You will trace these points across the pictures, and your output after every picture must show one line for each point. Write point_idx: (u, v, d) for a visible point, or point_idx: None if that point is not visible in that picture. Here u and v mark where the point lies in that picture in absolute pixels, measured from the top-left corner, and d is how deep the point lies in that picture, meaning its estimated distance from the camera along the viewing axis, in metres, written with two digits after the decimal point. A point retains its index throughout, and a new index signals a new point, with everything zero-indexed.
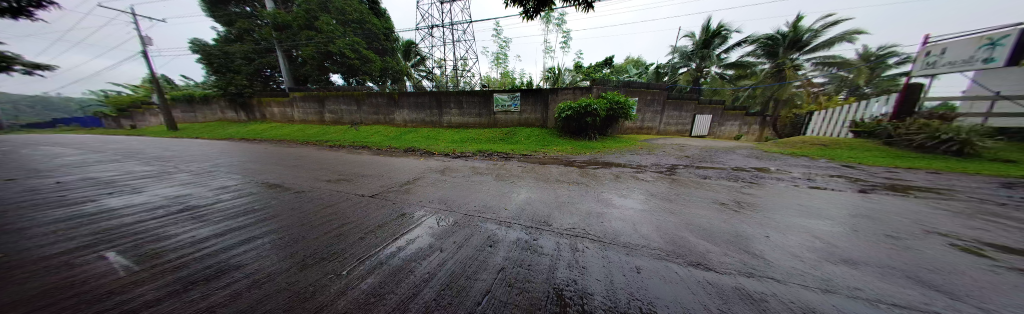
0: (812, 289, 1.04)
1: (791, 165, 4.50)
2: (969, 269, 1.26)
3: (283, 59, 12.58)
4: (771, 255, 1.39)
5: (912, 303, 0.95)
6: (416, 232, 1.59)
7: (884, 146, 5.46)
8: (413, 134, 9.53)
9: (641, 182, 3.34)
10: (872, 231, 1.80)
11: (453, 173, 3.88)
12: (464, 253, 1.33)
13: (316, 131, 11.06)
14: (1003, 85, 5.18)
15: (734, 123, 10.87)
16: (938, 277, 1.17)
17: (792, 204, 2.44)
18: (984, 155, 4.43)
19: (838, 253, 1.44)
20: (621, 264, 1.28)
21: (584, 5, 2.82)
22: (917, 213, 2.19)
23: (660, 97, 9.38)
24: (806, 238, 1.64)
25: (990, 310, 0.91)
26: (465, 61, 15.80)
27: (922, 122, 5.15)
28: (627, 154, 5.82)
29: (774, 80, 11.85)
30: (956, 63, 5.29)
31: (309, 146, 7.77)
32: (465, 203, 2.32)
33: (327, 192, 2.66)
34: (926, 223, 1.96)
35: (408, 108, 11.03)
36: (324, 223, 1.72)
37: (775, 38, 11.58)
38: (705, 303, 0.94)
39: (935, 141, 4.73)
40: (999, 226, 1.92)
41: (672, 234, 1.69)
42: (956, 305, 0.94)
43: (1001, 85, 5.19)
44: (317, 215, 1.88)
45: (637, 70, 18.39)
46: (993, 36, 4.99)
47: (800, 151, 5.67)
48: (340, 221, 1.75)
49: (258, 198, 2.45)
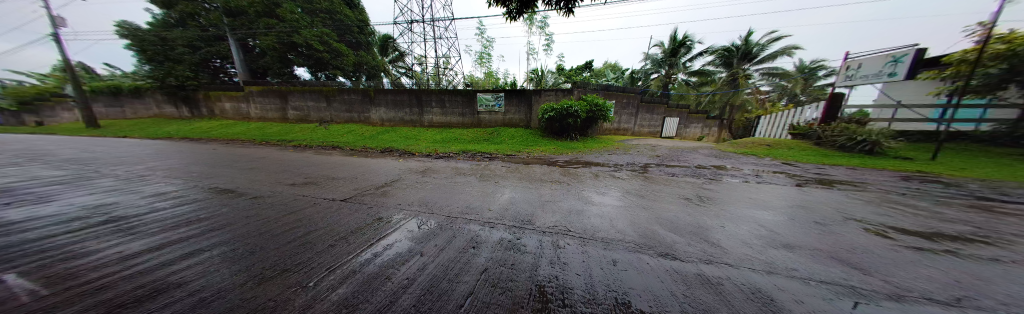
0: (760, 272, 1.19)
1: (744, 163, 5.07)
2: (878, 249, 1.53)
3: (237, 48, 11.28)
4: (727, 243, 1.56)
5: (837, 280, 1.13)
6: (395, 237, 1.53)
7: (815, 146, 6.38)
8: (391, 134, 9.07)
9: (618, 180, 3.54)
10: (807, 219, 2.10)
11: (434, 174, 3.77)
12: (446, 256, 1.30)
13: (281, 129, 10.06)
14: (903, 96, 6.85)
15: (699, 125, 11.95)
16: (854, 256, 1.41)
17: (744, 197, 2.77)
18: (888, 154, 5.36)
19: (779, 239, 1.66)
20: (599, 258, 1.34)
21: (565, 9, 2.90)
22: (840, 203, 2.60)
23: (635, 100, 10.01)
24: (755, 227, 1.86)
25: (888, 282, 1.12)
26: (447, 59, 15.43)
27: (843, 125, 6.12)
28: (606, 154, 6.11)
29: (730, 87, 13.26)
30: (869, 76, 6.38)
31: (270, 146, 7.04)
32: (447, 205, 2.28)
33: (294, 196, 2.46)
34: (847, 211, 2.34)
35: (385, 106, 10.47)
36: (288, 231, 1.58)
37: (732, 50, 12.91)
38: (672, 289, 1.02)
39: (853, 142, 5.66)
40: (897, 212, 2.36)
41: (646, 228, 1.81)
42: (867, 279, 1.15)
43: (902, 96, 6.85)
44: (283, 222, 1.73)
45: (614, 74, 19.41)
46: (896, 54, 6.02)
47: (751, 151, 6.42)
48: (310, 227, 1.63)
49: (205, 205, 2.15)
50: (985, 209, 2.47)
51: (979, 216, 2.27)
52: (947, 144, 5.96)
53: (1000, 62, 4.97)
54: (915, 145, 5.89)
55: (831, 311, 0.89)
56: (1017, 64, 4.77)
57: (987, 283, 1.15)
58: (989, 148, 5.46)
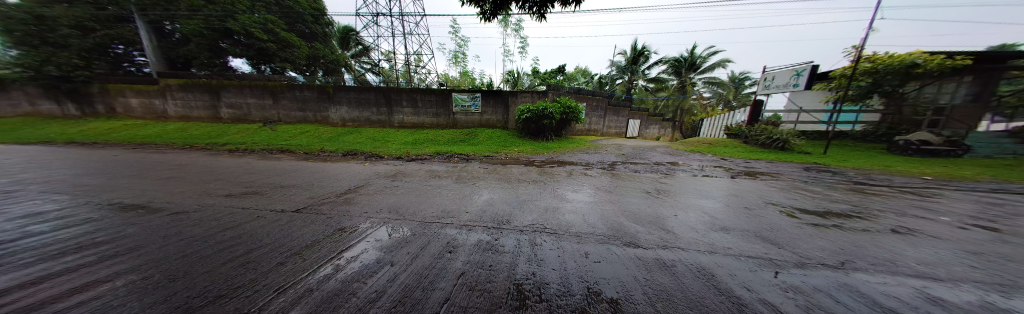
0: (704, 253, 1.39)
1: (693, 159, 5.84)
2: (789, 226, 1.91)
3: (148, 32, 9.21)
4: (680, 230, 1.78)
5: (761, 254, 1.38)
6: (360, 248, 1.40)
7: (744, 144, 7.66)
8: (356, 136, 8.29)
9: (589, 177, 3.80)
10: (739, 205, 2.51)
11: (405, 178, 3.54)
12: (420, 263, 1.24)
13: (212, 131, 8.43)
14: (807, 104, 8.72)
15: (657, 126, 13.40)
16: (773, 234, 1.74)
17: (693, 189, 3.20)
18: (794, 149, 6.69)
19: (719, 223, 1.96)
20: (573, 251, 1.42)
21: (537, 15, 3.01)
22: (764, 191, 3.17)
23: (603, 103, 10.82)
24: (701, 214, 2.16)
25: (797, 253, 1.40)
26: (419, 57, 14.70)
27: (763, 127, 7.46)
28: (579, 153, 6.46)
29: (680, 93, 15.17)
30: (781, 86, 7.93)
31: (199, 150, 5.84)
32: (421, 210, 2.16)
33: (233, 209, 2.09)
34: (768, 197, 2.86)
35: (347, 105, 9.50)
36: (224, 249, 1.33)
37: (680, 60, 14.74)
38: (635, 274, 1.14)
39: (770, 140, 6.94)
40: (801, 195, 2.97)
41: (615, 221, 1.96)
42: (782, 252, 1.42)
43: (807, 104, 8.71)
44: (219, 240, 1.45)
45: (584, 78, 20.66)
46: (799, 69, 7.42)
47: (697, 148, 7.42)
48: (255, 243, 1.41)
49: (103, 225, 1.69)
50: (857, 191, 3.25)
51: (852, 197, 2.97)
52: (832, 141, 7.67)
53: (866, 78, 6.66)
54: (811, 142, 7.46)
55: (754, 280, 1.08)
56: (873, 81, 6.60)
57: (860, 249, 1.52)
58: (859, 144, 7.16)
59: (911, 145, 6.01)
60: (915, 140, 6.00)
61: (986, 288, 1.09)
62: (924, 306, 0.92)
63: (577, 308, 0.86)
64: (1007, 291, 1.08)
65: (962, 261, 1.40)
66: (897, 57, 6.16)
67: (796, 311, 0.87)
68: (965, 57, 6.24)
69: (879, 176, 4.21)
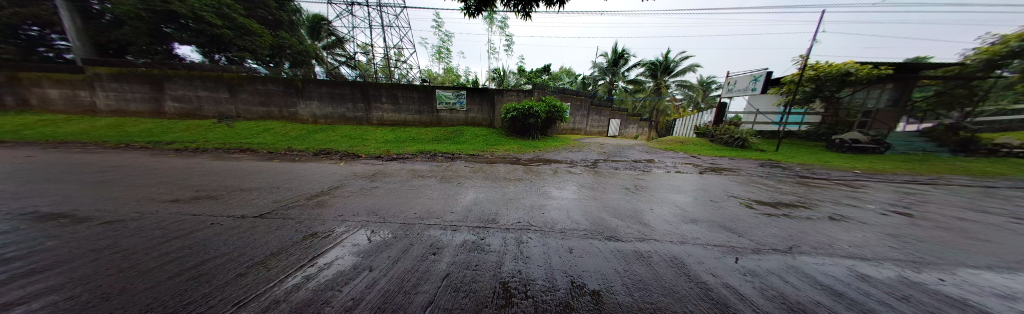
0: (677, 243, 1.50)
1: (667, 157, 6.27)
2: (749, 216, 2.15)
3: (67, 10, 7.78)
4: (655, 223, 1.91)
5: (727, 243, 1.52)
6: (335, 253, 1.31)
7: (711, 142, 8.37)
8: (329, 133, 7.72)
9: (574, 175, 3.91)
10: (707, 198, 2.76)
11: (385, 178, 3.37)
12: (403, 267, 1.20)
13: (154, 127, 7.34)
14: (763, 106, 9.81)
15: (636, 126, 14.15)
16: (736, 224, 1.93)
17: (667, 184, 3.44)
18: (752, 147, 7.45)
19: (690, 215, 2.13)
20: (558, 247, 1.46)
21: (522, 13, 3.01)
22: (727, 185, 3.51)
23: (586, 103, 11.18)
24: (675, 208, 2.33)
25: (756, 241, 1.57)
26: (400, 51, 14.02)
27: (726, 127, 8.20)
28: (563, 152, 6.61)
29: (656, 95, 16.14)
30: (741, 90, 8.77)
31: (138, 150, 5.04)
32: (403, 211, 2.08)
33: (183, 215, 1.84)
34: (731, 190, 3.18)
35: (319, 100, 8.78)
36: (173, 261, 1.17)
37: (656, 63, 15.65)
38: (616, 266, 1.20)
39: (733, 139, 7.67)
40: (759, 189, 3.32)
41: (597, 216, 2.04)
42: (744, 240, 1.58)
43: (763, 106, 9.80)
44: (166, 250, 1.28)
45: (568, 78, 21.17)
46: (757, 75, 8.24)
47: (671, 146, 7.97)
48: (214, 252, 1.27)
49: (15, 238, 1.41)
50: (802, 184, 3.72)
51: (798, 189, 3.40)
52: (783, 139, 8.66)
53: (808, 84, 7.61)
54: (766, 141, 8.35)
55: (719, 267, 1.19)
56: (815, 86, 7.57)
57: (805, 234, 1.75)
58: (804, 142, 8.15)
59: (845, 143, 6.96)
60: (848, 139, 6.94)
61: (903, 265, 1.31)
62: (856, 283, 1.08)
63: (563, 303, 0.88)
64: (916, 267, 1.31)
65: (885, 243, 1.67)
66: (833, 66, 7.14)
67: (751, 292, 0.98)
68: (887, 68, 7.31)
69: (820, 170, 4.84)
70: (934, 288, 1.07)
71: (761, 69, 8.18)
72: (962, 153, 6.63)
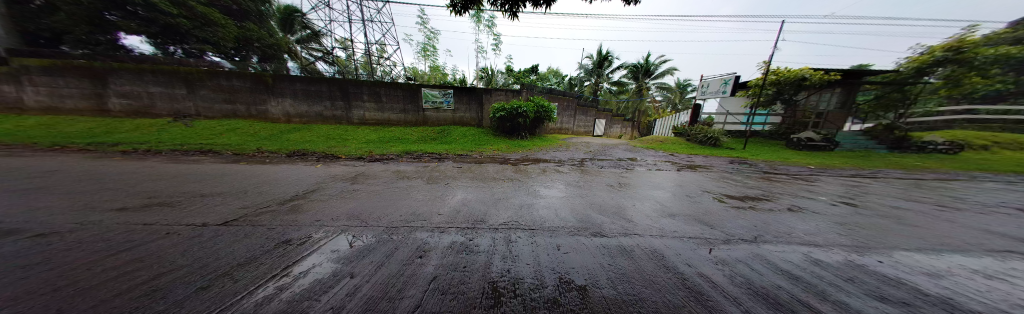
0: (658, 237, 1.58)
1: (648, 155, 6.60)
2: (720, 209, 2.33)
3: None
4: (637, 218, 2.00)
5: (701, 234, 1.64)
6: (312, 260, 1.23)
7: (688, 141, 8.92)
8: (305, 133, 7.23)
9: (561, 174, 3.99)
10: (683, 193, 2.94)
11: (368, 180, 3.21)
12: (387, 271, 1.15)
13: (94, 126, 6.45)
14: (733, 108, 10.60)
15: (620, 126, 14.69)
16: (710, 216, 2.08)
17: (648, 181, 3.62)
18: (723, 145, 8.04)
19: (669, 210, 2.26)
20: (546, 245, 1.48)
21: (509, 13, 3.01)
22: (701, 180, 3.77)
23: (573, 103, 11.46)
24: (655, 203, 2.46)
25: (727, 232, 1.70)
26: (382, 47, 13.46)
27: (700, 127, 8.79)
28: (551, 151, 6.72)
29: (638, 96, 16.88)
30: (713, 92, 9.41)
31: (73, 152, 4.39)
32: (387, 214, 2.00)
33: (133, 225, 1.63)
34: (705, 186, 3.42)
35: (293, 97, 8.19)
36: (121, 275, 1.04)
37: (638, 66, 16.36)
38: (601, 261, 1.24)
39: (707, 138, 8.23)
40: (729, 184, 3.61)
41: (583, 214, 2.10)
42: (716, 232, 1.71)
43: (733, 108, 10.60)
44: (113, 263, 1.13)
45: (556, 79, 21.55)
46: (726, 79, 8.89)
47: (652, 145, 8.38)
48: (174, 262, 1.15)
49: None
50: (765, 179, 4.09)
51: (762, 183, 3.74)
52: (750, 138, 9.44)
53: (770, 88, 8.37)
54: (735, 140, 9.06)
55: (694, 257, 1.28)
56: (776, 89, 8.32)
57: (769, 225, 1.93)
58: (768, 141, 8.94)
59: (801, 142, 7.73)
60: (804, 138, 7.70)
61: (848, 250, 1.49)
62: (810, 268, 1.21)
63: (551, 299, 0.90)
64: (860, 251, 1.48)
65: (834, 230, 1.88)
66: (791, 72, 7.87)
67: (722, 280, 1.06)
68: (836, 73, 8.17)
69: (781, 166, 5.34)
70: (873, 269, 1.22)
71: (731, 73, 8.82)
72: (897, 149, 7.58)
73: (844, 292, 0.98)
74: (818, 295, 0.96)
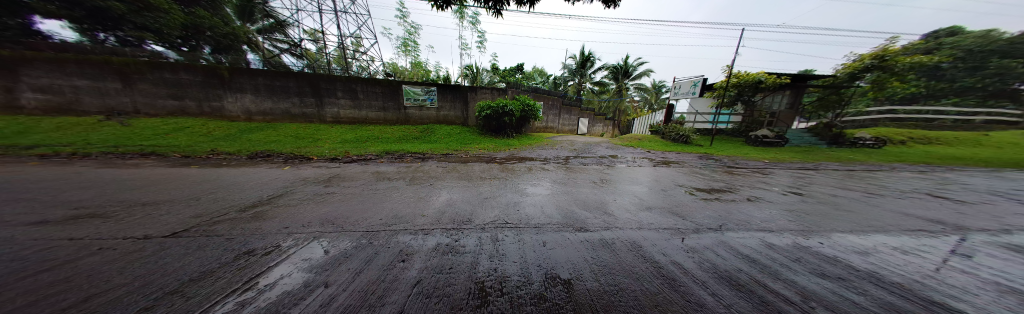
0: (636, 229, 1.68)
1: (628, 152, 6.96)
2: (690, 201, 2.53)
3: None
4: (617, 212, 2.11)
5: (674, 225, 1.77)
6: (279, 271, 1.13)
7: (663, 139, 9.54)
8: (269, 133, 6.59)
9: (547, 171, 4.06)
10: (658, 188, 3.15)
11: (344, 183, 3.02)
12: (367, 278, 1.10)
13: None
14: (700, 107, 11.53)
15: (602, 124, 15.27)
16: (681, 208, 2.25)
17: (627, 177, 3.83)
18: (693, 143, 8.72)
19: (646, 203, 2.40)
20: (532, 241, 1.51)
21: (492, 10, 2.97)
22: (674, 175, 4.07)
23: (557, 102, 11.71)
24: (633, 198, 2.61)
25: (695, 222, 1.86)
26: (358, 41, 12.66)
27: (673, 126, 9.44)
28: (537, 149, 6.81)
29: (618, 96, 17.64)
30: (683, 93, 10.17)
31: None
32: (366, 217, 1.90)
33: (55, 241, 1.38)
34: (678, 180, 3.69)
35: (256, 93, 7.44)
36: (34, 300, 0.87)
37: (618, 67, 17.09)
38: (585, 255, 1.29)
39: (680, 136, 8.87)
40: (698, 178, 3.93)
41: (568, 210, 2.17)
42: (686, 222, 1.85)
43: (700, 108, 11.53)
44: (27, 285, 0.95)
45: (540, 78, 21.82)
46: (695, 81, 9.64)
47: (632, 143, 8.83)
48: (112, 279, 1.00)
49: None
50: (728, 173, 4.51)
51: (726, 177, 4.11)
52: (716, 136, 10.34)
53: (732, 89, 9.21)
54: (704, 138, 9.86)
55: (668, 247, 1.38)
56: (737, 91, 9.19)
57: (731, 214, 2.14)
58: (731, 138, 9.85)
59: (757, 139, 8.64)
60: (761, 135, 8.60)
61: (795, 234, 1.70)
62: (764, 251, 1.36)
63: (537, 295, 0.91)
64: (805, 234, 1.70)
65: (785, 217, 2.12)
66: (749, 75, 8.69)
67: (693, 266, 1.15)
68: (786, 78, 9.20)
69: (742, 161, 5.92)
70: (814, 250, 1.41)
71: (698, 76, 9.59)
72: (835, 144, 8.73)
73: (791, 271, 1.12)
74: (771, 275, 1.08)
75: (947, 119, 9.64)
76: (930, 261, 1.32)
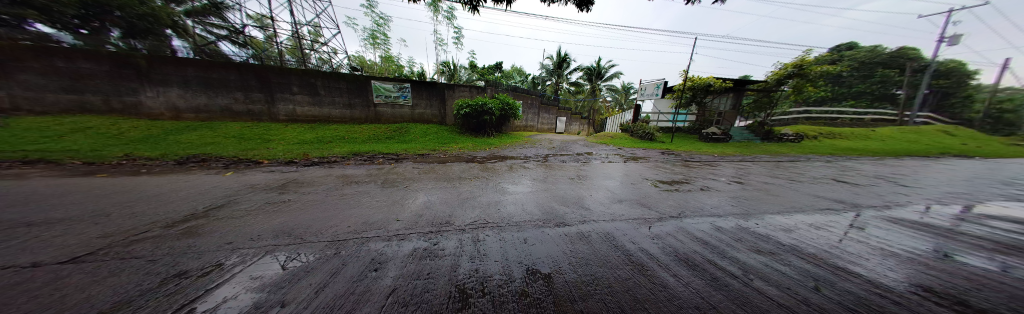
0: (610, 221, 1.80)
1: (602, 149, 7.40)
2: (655, 192, 2.80)
3: None
4: (592, 206, 2.22)
5: (642, 215, 1.93)
6: (223, 293, 0.98)
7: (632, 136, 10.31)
8: (208, 133, 5.64)
9: (527, 170, 4.12)
10: (628, 181, 3.41)
11: (303, 189, 2.70)
12: (333, 292, 1.00)
13: None
14: (662, 107, 12.71)
15: (579, 123, 15.98)
16: (648, 199, 2.46)
17: (601, 172, 4.08)
18: (658, 139, 9.57)
19: (617, 196, 2.59)
20: (514, 239, 1.52)
21: (468, 6, 2.90)
22: (641, 169, 4.45)
23: (536, 101, 11.94)
24: (607, 191, 2.78)
25: (660, 211, 2.05)
26: (318, 30, 11.39)
27: (640, 124, 10.28)
28: (518, 148, 6.84)
29: (593, 96, 18.56)
30: (648, 94, 11.11)
31: None
32: (332, 226, 1.74)
33: None
34: (645, 174, 4.04)
35: (188, 87, 6.31)
36: None
37: (592, 68, 17.95)
38: (564, 249, 1.34)
39: (646, 133, 9.67)
40: (661, 171, 4.34)
41: (549, 206, 2.22)
42: (653, 212, 2.03)
43: (663, 108, 12.71)
44: None
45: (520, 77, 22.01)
46: (657, 83, 10.61)
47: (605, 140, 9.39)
48: None
49: None
50: (686, 166, 5.06)
51: (684, 170, 4.61)
52: (676, 133, 11.48)
53: (688, 91, 10.29)
54: (666, 135, 10.89)
55: (637, 235, 1.50)
56: (692, 94, 10.32)
57: (688, 202, 2.43)
58: (688, 135, 11.03)
59: (708, 135, 9.81)
60: (711, 132, 9.76)
61: (738, 217, 1.99)
62: (715, 233, 1.56)
63: (519, 291, 0.92)
64: (745, 217, 2.00)
65: (731, 203, 2.46)
66: (701, 79, 9.78)
67: (658, 252, 1.26)
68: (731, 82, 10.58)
69: (697, 155, 6.69)
70: (753, 230, 1.65)
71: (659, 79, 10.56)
72: (766, 139, 10.29)
73: (735, 249, 1.30)
74: (720, 254, 1.24)
75: (847, 118, 11.93)
76: (836, 234, 1.65)
